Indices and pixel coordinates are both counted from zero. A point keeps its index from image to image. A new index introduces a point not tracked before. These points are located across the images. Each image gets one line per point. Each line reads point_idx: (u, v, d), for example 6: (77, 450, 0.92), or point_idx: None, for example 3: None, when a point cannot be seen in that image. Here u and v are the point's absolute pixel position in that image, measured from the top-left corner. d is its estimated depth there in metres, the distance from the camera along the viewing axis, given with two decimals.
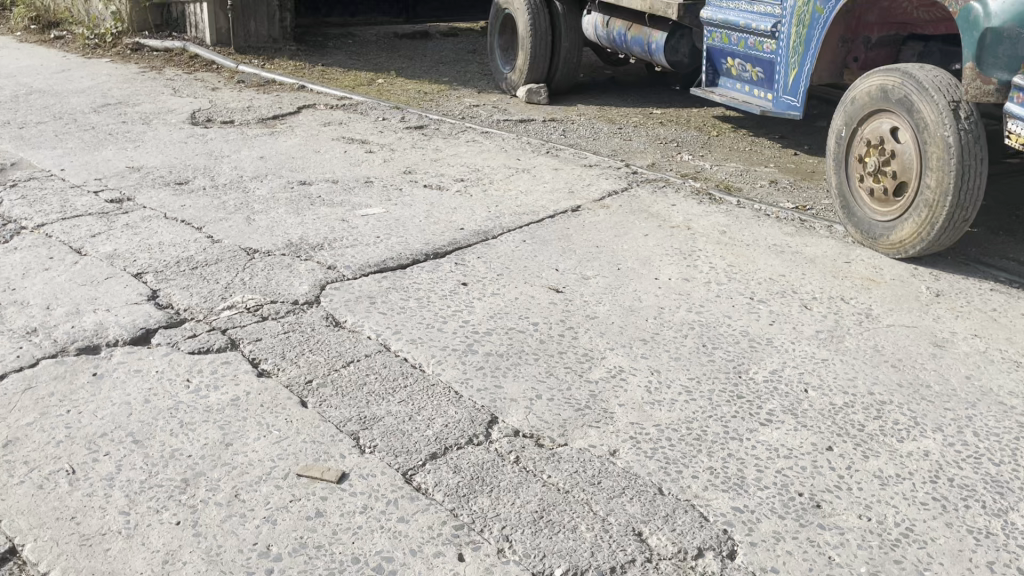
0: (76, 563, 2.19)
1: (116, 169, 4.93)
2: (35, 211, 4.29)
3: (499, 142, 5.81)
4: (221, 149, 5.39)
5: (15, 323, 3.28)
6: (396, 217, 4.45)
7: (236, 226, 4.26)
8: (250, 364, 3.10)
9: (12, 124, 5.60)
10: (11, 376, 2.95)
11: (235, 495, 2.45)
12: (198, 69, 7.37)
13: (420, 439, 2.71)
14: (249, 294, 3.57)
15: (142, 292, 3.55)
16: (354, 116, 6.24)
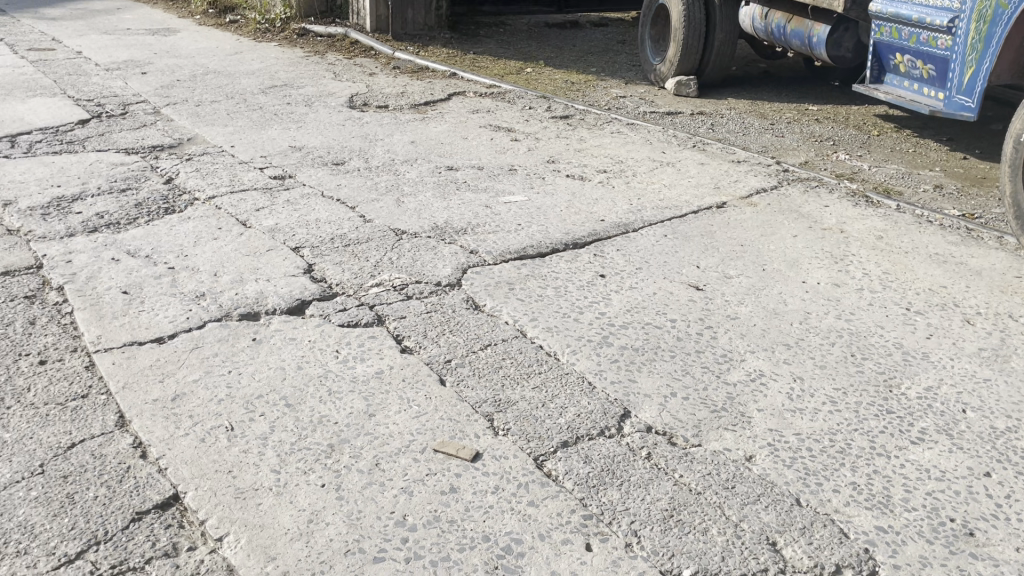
0: (232, 514, 2.36)
1: (280, 147, 5.24)
2: (208, 184, 4.62)
3: (645, 134, 5.75)
4: (375, 132, 5.61)
5: (186, 287, 3.55)
6: (538, 206, 4.50)
7: (387, 207, 4.42)
8: (395, 340, 3.22)
9: (190, 102, 6.04)
10: (180, 336, 3.20)
11: (376, 464, 2.56)
12: (357, 55, 7.69)
13: (552, 426, 2.74)
14: (396, 273, 3.72)
15: (299, 265, 3.76)
16: (502, 104, 6.34)
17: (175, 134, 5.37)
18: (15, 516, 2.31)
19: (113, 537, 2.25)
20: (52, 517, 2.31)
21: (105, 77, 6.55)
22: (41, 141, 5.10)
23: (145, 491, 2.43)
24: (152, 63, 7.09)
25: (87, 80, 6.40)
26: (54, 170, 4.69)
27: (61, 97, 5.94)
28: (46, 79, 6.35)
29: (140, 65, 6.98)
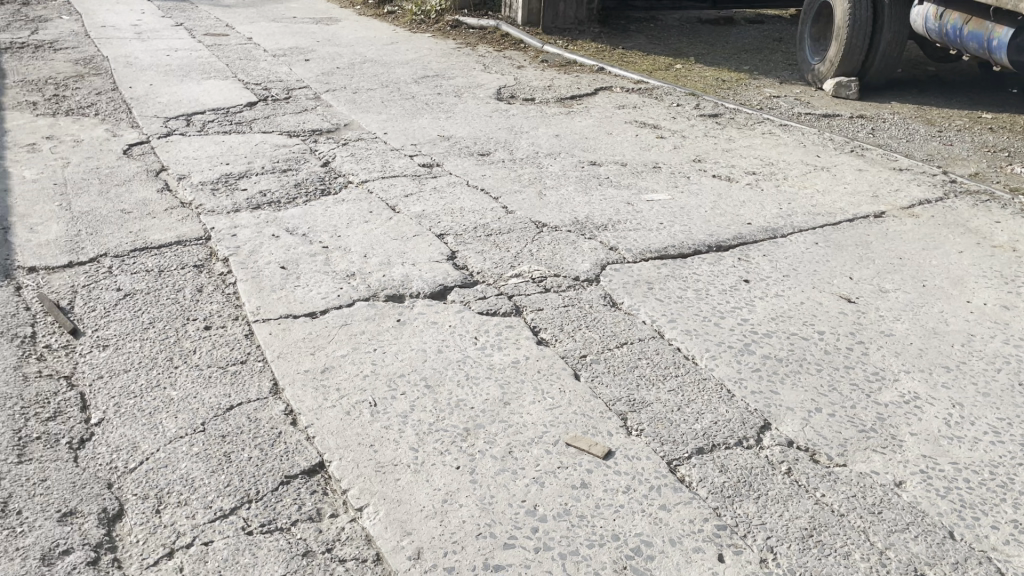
0: (372, 486, 2.45)
1: (429, 136, 5.38)
2: (361, 168, 4.81)
3: (799, 136, 5.53)
4: (521, 125, 5.67)
5: (338, 266, 3.72)
6: (681, 205, 4.41)
7: (529, 199, 4.46)
8: (532, 331, 3.25)
9: (348, 89, 6.31)
10: (331, 312, 3.36)
11: (510, 452, 2.60)
12: (507, 47, 7.80)
13: (688, 431, 2.69)
14: (536, 265, 3.75)
15: (443, 251, 3.86)
16: (649, 101, 6.26)
17: (333, 119, 5.62)
18: (178, 468, 2.50)
19: (263, 497, 2.40)
20: (210, 473, 2.48)
21: (272, 63, 6.93)
22: (214, 121, 5.46)
23: (294, 456, 2.57)
24: (315, 50, 7.44)
25: (256, 65, 6.80)
26: (224, 149, 5.02)
27: (232, 80, 6.34)
28: (220, 63, 6.80)
29: (304, 52, 7.34)
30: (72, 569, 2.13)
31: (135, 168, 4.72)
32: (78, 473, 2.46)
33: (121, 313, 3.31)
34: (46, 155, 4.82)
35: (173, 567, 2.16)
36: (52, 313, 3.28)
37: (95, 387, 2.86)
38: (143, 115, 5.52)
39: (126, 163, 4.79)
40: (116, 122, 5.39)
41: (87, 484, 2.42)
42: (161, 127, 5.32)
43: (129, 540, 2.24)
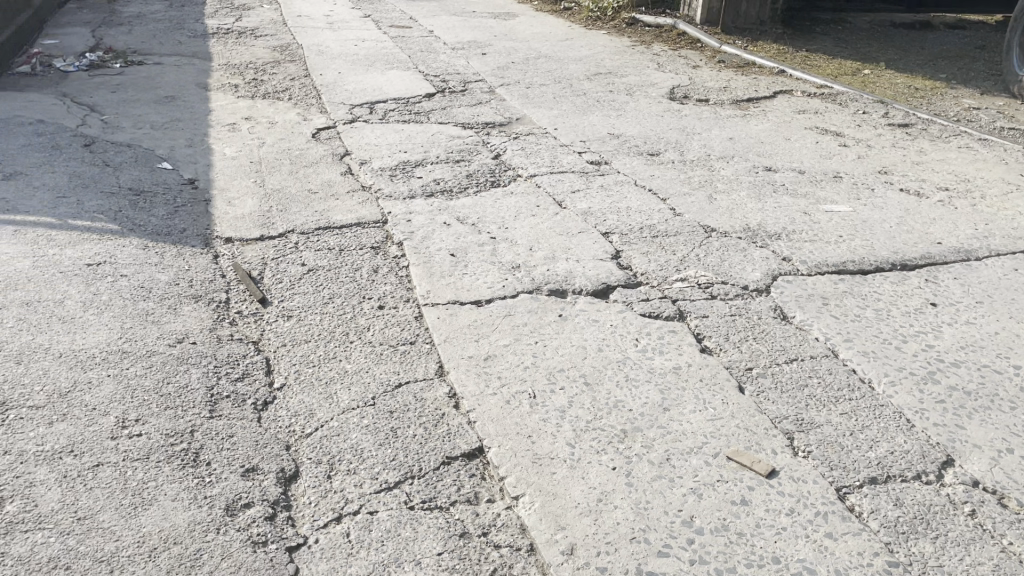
0: (529, 477, 2.49)
1: (600, 133, 5.38)
2: (531, 162, 4.87)
3: (1000, 152, 5.09)
4: (694, 126, 5.55)
5: (504, 257, 3.79)
6: (863, 219, 4.18)
7: (699, 203, 4.36)
8: (696, 338, 3.18)
9: (522, 84, 6.40)
10: (496, 302, 3.42)
11: (668, 459, 2.55)
12: (683, 46, 7.66)
13: (859, 458, 2.54)
14: (703, 270, 3.66)
15: (608, 250, 3.84)
16: (831, 107, 5.96)
17: (506, 113, 5.73)
18: (349, 439, 2.64)
19: (425, 475, 2.49)
20: (378, 446, 2.61)
21: (450, 55, 7.15)
22: (395, 110, 5.70)
23: (456, 439, 2.64)
24: (491, 44, 7.60)
25: (435, 57, 7.03)
26: (403, 137, 5.23)
27: (413, 71, 6.59)
28: (402, 54, 7.08)
29: (481, 46, 7.52)
30: (252, 522, 2.29)
31: (321, 152, 5.00)
32: (260, 433, 2.65)
33: (303, 287, 3.53)
34: (245, 135, 5.20)
35: (341, 531, 2.29)
36: (244, 282, 3.53)
37: (278, 355, 3.07)
38: (331, 101, 5.85)
39: (314, 146, 5.09)
40: (306, 107, 5.73)
41: (268, 444, 2.60)
42: (346, 113, 5.61)
43: (302, 501, 2.39)
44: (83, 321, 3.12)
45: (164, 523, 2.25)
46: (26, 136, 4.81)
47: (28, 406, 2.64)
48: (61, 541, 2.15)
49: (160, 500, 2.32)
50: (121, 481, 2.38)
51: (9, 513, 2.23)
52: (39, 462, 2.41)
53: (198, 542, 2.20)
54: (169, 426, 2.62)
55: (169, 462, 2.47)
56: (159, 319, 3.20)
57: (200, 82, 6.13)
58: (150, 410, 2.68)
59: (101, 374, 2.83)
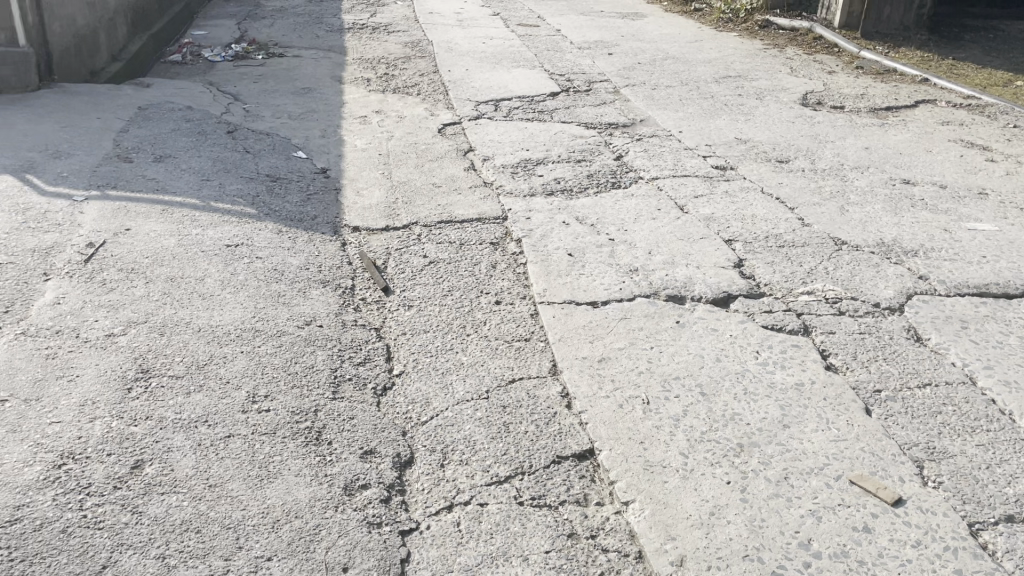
0: (639, 483, 2.46)
1: (727, 138, 5.25)
2: (653, 165, 4.81)
3: None
4: (826, 134, 5.34)
5: (623, 259, 3.76)
6: (1010, 239, 3.91)
7: (829, 213, 4.20)
8: (820, 354, 3.06)
9: (648, 85, 6.33)
10: (613, 304, 3.40)
11: (786, 478, 2.47)
12: (818, 51, 7.38)
13: (996, 494, 2.39)
14: (830, 284, 3.52)
15: (730, 258, 3.75)
16: (979, 119, 5.61)
17: (631, 114, 5.67)
18: (462, 430, 2.69)
19: (535, 473, 2.50)
20: (490, 439, 2.64)
21: (577, 54, 7.15)
22: (519, 107, 5.75)
23: (567, 439, 2.64)
24: (618, 45, 7.55)
25: (562, 56, 7.04)
26: (526, 135, 5.26)
27: (539, 69, 6.62)
28: (529, 52, 7.13)
29: (608, 46, 7.48)
30: (368, 503, 2.37)
31: (446, 147, 5.10)
32: (379, 418, 2.73)
33: (424, 279, 3.61)
34: (374, 128, 5.37)
35: (452, 520, 2.33)
36: (368, 270, 3.65)
37: (398, 343, 3.16)
38: (458, 97, 5.95)
39: (439, 141, 5.19)
40: (434, 102, 5.86)
41: (385, 428, 2.68)
42: (472, 110, 5.70)
43: (416, 487, 2.46)
44: (221, 298, 3.30)
45: (287, 497, 2.35)
46: (176, 121, 5.12)
47: (169, 375, 2.81)
48: (194, 505, 2.29)
49: (283, 475, 2.43)
50: (250, 453, 2.50)
51: (149, 474, 2.38)
52: (177, 429, 2.56)
53: (317, 517, 2.29)
54: (295, 404, 2.73)
55: (293, 439, 2.58)
56: (289, 301, 3.34)
57: (335, 75, 6.37)
58: (279, 388, 2.81)
59: (234, 349, 2.99)
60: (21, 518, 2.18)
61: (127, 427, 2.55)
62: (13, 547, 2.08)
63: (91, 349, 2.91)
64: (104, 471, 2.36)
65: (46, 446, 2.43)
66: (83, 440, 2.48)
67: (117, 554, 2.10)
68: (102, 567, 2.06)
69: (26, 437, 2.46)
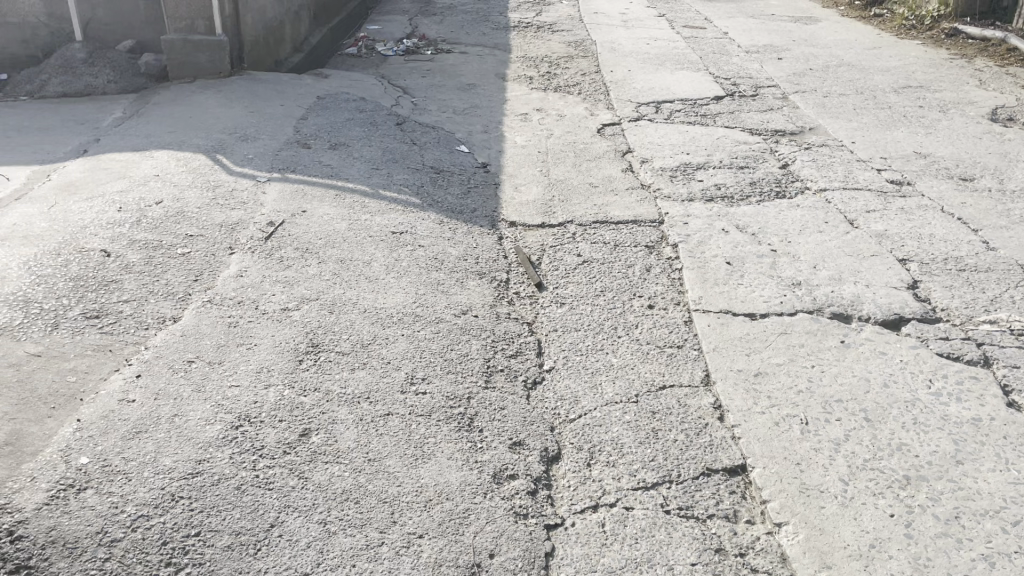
0: (794, 506, 2.36)
1: (904, 151, 4.95)
2: (822, 175, 4.61)
3: None
4: (1018, 152, 4.93)
5: (785, 272, 3.62)
6: None
7: (1018, 238, 3.87)
8: (1002, 389, 2.84)
9: (820, 92, 6.07)
10: (772, 317, 3.28)
11: (957, 517, 2.30)
12: (1013, 63, 6.82)
13: None
14: (1016, 315, 3.25)
15: (903, 278, 3.53)
16: None
17: (799, 121, 5.46)
18: (611, 432, 2.68)
19: (683, 482, 2.46)
20: (639, 443, 2.62)
21: (744, 58, 6.95)
22: (681, 110, 5.66)
23: (719, 452, 2.58)
24: (789, 49, 7.28)
25: (728, 60, 6.87)
26: (688, 138, 5.17)
27: (704, 72, 6.49)
28: (694, 55, 7.00)
29: (778, 50, 7.23)
30: (516, 493, 2.40)
31: (605, 147, 5.09)
32: (528, 410, 2.76)
33: (578, 277, 3.62)
34: (535, 125, 5.43)
35: (597, 520, 2.33)
36: (524, 265, 3.70)
37: (550, 339, 3.18)
38: (619, 98, 5.93)
39: (598, 141, 5.18)
40: (595, 102, 5.86)
41: (534, 422, 2.71)
42: (632, 111, 5.66)
43: (562, 483, 2.47)
44: (384, 282, 3.44)
45: (440, 478, 2.42)
46: (350, 111, 5.38)
47: (336, 351, 2.97)
48: (354, 476, 2.40)
49: (436, 457, 2.50)
50: (406, 432, 2.60)
51: (314, 442, 2.52)
52: (341, 403, 2.70)
53: (467, 502, 2.35)
54: (449, 389, 2.81)
55: (447, 423, 2.65)
56: (447, 289, 3.44)
57: (499, 72, 6.49)
58: (435, 372, 2.90)
59: (395, 332, 3.11)
60: (202, 471, 2.35)
61: (296, 397, 2.71)
62: (195, 498, 2.26)
63: (267, 321, 3.11)
64: (276, 436, 2.52)
65: (226, 407, 2.62)
66: (258, 404, 2.65)
67: (284, 515, 2.24)
68: (271, 526, 2.20)
69: (209, 397, 2.66)
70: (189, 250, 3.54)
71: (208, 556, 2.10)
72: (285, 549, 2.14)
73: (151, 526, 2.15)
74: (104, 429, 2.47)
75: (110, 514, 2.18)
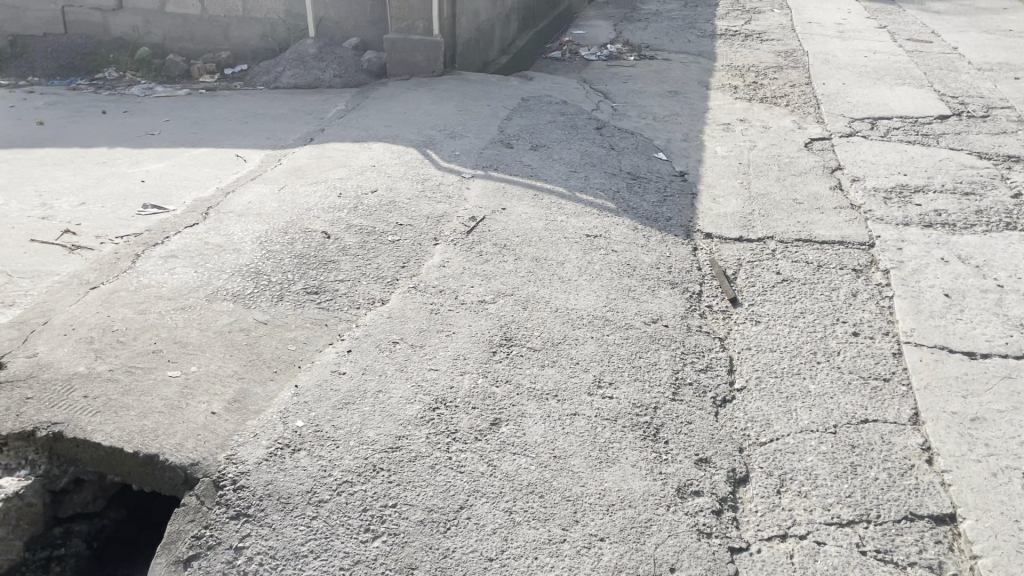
0: (1010, 566, 2.18)
1: None
2: None
3: None
4: None
5: (1012, 311, 3.32)
6: None
7: None
8: None
9: None
10: (995, 359, 3.02)
11: None
12: None
13: None
14: None
15: None
16: None
17: None
18: (805, 460, 2.56)
19: (883, 524, 2.31)
20: (834, 477, 2.49)
21: (975, 76, 6.41)
22: (900, 129, 5.31)
23: (924, 497, 2.41)
24: None
25: (956, 77, 6.36)
26: (905, 159, 4.84)
27: (927, 89, 6.05)
28: (917, 70, 6.54)
29: (1016, 69, 6.60)
30: (700, 510, 2.35)
31: (812, 162, 4.87)
32: (717, 428, 2.70)
33: (776, 296, 3.49)
34: (738, 136, 5.29)
35: (785, 550, 2.24)
36: (718, 278, 3.62)
37: (743, 357, 3.09)
38: (830, 112, 5.65)
39: (805, 155, 4.96)
40: (803, 115, 5.62)
41: (723, 441, 2.64)
42: (844, 126, 5.37)
43: (749, 507, 2.39)
44: (577, 284, 3.48)
45: (623, 484, 2.42)
46: (552, 113, 5.48)
47: (528, 346, 3.04)
48: (540, 471, 2.45)
49: (621, 462, 2.50)
50: (593, 434, 2.61)
51: (504, 432, 2.59)
52: (531, 398, 2.76)
53: (649, 512, 2.33)
54: (637, 397, 2.80)
55: (633, 430, 2.65)
56: (639, 296, 3.42)
57: (703, 81, 6.37)
58: (623, 378, 2.89)
59: (586, 334, 3.14)
60: (402, 446, 2.49)
61: (489, 386, 2.80)
62: (393, 471, 2.39)
63: (465, 311, 3.24)
64: (469, 422, 2.62)
65: (425, 389, 2.75)
66: (454, 389, 2.77)
67: (473, 499, 2.32)
68: (460, 507, 2.29)
69: (410, 377, 2.81)
70: (398, 238, 3.75)
71: (402, 528, 2.22)
72: (473, 532, 2.22)
73: (354, 493, 2.30)
74: (318, 396, 2.68)
75: (318, 477, 2.35)
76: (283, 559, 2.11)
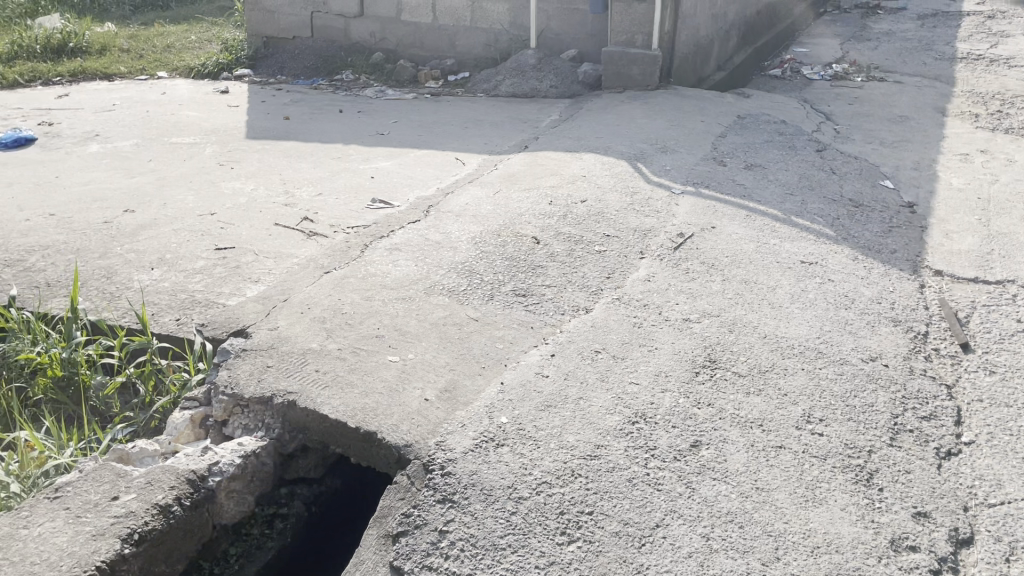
0: None
1: None
2: None
3: None
4: None
5: None
6: None
7: None
8: None
9: None
10: None
11: None
12: None
13: None
14: None
15: None
16: None
17: None
18: None
19: None
20: None
21: None
22: None
23: None
24: None
25: None
26: None
27: None
28: None
29: None
30: (916, 567, 2.19)
31: None
32: (938, 481, 2.50)
33: (1015, 346, 3.18)
34: (977, 168, 4.87)
35: None
36: (948, 320, 3.35)
37: (972, 409, 2.84)
38: None
39: None
40: None
41: (945, 496, 2.44)
42: None
43: (973, 572, 2.20)
44: (788, 311, 3.35)
45: (830, 527, 2.30)
46: (769, 133, 5.31)
47: (732, 370, 2.96)
48: (740, 500, 2.38)
49: (829, 504, 2.38)
50: (798, 470, 2.50)
51: (704, 456, 2.54)
52: (733, 424, 2.69)
53: (858, 560, 2.20)
54: (849, 437, 2.65)
55: (844, 471, 2.51)
56: (856, 331, 3.24)
57: (939, 106, 5.93)
58: (835, 416, 2.75)
59: (796, 364, 3.01)
60: (600, 455, 2.51)
61: (690, 407, 2.76)
62: (591, 479, 2.42)
63: (669, 328, 3.21)
64: (669, 440, 2.60)
65: (626, 402, 2.76)
66: (654, 406, 2.75)
67: (669, 519, 2.30)
68: (656, 525, 2.27)
69: (611, 388, 2.83)
70: (605, 249, 3.78)
71: (598, 536, 2.23)
72: (668, 553, 2.19)
73: (552, 494, 2.35)
74: (522, 396, 2.75)
75: (519, 474, 2.41)
76: (484, 548, 2.19)
